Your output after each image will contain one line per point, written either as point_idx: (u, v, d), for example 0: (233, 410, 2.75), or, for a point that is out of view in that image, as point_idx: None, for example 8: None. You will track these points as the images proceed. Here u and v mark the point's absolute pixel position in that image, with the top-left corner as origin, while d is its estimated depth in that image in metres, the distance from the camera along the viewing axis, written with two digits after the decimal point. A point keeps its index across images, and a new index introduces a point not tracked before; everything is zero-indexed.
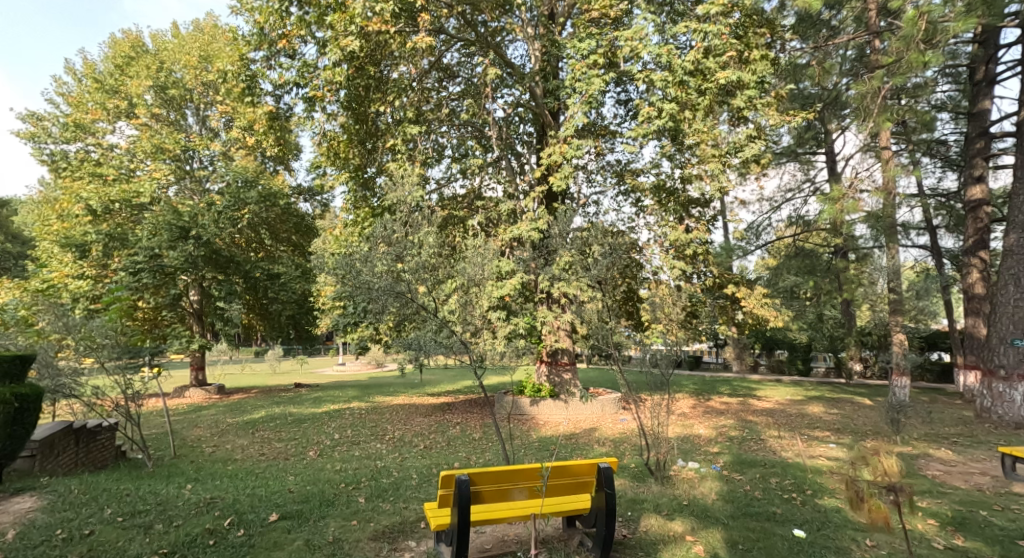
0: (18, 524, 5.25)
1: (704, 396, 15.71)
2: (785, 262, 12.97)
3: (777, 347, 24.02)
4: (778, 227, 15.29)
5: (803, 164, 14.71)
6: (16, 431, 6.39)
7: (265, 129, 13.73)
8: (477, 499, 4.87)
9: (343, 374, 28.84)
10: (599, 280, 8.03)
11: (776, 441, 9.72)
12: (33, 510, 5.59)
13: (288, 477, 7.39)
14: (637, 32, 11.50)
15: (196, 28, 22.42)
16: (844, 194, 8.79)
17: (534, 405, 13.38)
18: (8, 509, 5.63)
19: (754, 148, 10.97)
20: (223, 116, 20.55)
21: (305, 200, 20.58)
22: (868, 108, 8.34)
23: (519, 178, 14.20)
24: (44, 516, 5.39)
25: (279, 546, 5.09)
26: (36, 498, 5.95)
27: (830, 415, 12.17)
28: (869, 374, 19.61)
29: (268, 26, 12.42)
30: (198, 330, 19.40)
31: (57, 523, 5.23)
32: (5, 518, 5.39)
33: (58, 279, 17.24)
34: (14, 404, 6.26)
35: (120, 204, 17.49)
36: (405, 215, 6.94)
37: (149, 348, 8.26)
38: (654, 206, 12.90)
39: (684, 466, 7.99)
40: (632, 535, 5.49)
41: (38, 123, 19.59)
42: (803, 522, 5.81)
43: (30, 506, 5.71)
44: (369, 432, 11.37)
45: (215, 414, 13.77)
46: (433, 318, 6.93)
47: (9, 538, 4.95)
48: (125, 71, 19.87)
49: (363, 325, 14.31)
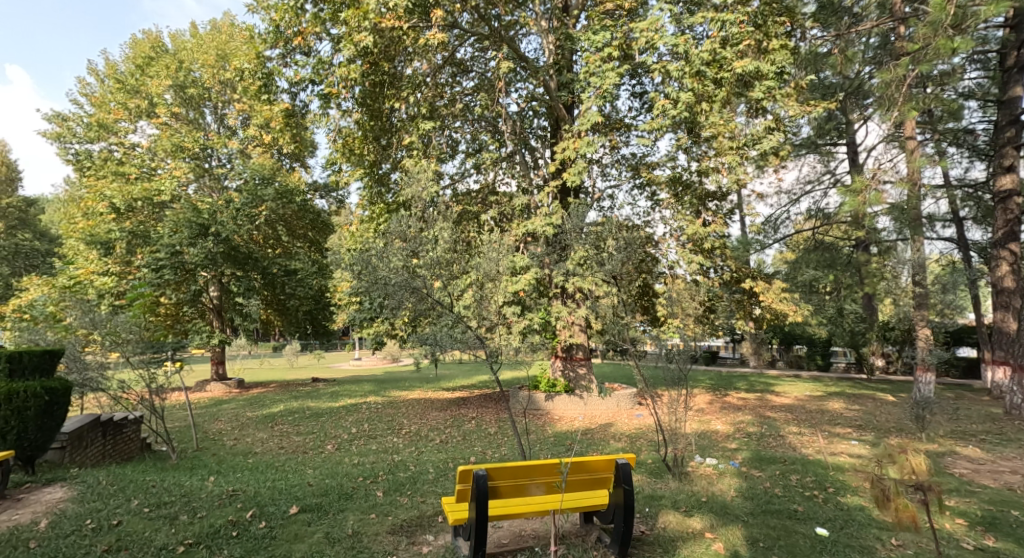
0: (49, 514, 5.34)
1: (721, 392, 15.56)
2: (804, 257, 12.77)
3: (795, 342, 23.77)
4: (797, 220, 15.00)
5: (824, 156, 14.39)
6: (46, 423, 6.52)
7: (281, 126, 13.82)
8: (494, 494, 4.84)
9: (359, 368, 29.11)
10: (614, 275, 7.94)
11: (796, 438, 9.59)
12: (63, 500, 5.68)
13: (306, 471, 7.43)
14: (653, 23, 11.30)
15: (214, 28, 22.69)
16: (866, 185, 8.61)
17: (550, 400, 13.41)
18: (41, 499, 5.75)
19: (773, 140, 10.73)
20: (240, 113, 20.72)
21: (321, 196, 20.74)
22: (892, 97, 8.10)
23: (533, 173, 14.16)
24: (73, 507, 5.46)
25: (300, 538, 5.12)
26: (66, 489, 6.05)
27: (851, 411, 11.98)
28: (892, 370, 19.28)
29: (285, 25, 12.47)
30: (218, 325, 19.65)
31: (85, 514, 5.29)
32: (36, 509, 5.49)
33: (84, 276, 17.58)
34: (43, 397, 6.42)
35: (142, 202, 17.69)
36: (420, 211, 7.01)
37: (172, 343, 8.30)
38: (671, 200, 12.79)
39: (702, 462, 7.92)
40: (650, 532, 5.44)
41: (63, 124, 19.92)
42: (825, 520, 5.71)
43: (62, 496, 5.82)
44: (386, 426, 11.44)
45: (234, 408, 13.93)
46: (448, 313, 6.87)
47: (41, 527, 5.04)
48: (146, 71, 20.14)
49: (380, 320, 14.39)
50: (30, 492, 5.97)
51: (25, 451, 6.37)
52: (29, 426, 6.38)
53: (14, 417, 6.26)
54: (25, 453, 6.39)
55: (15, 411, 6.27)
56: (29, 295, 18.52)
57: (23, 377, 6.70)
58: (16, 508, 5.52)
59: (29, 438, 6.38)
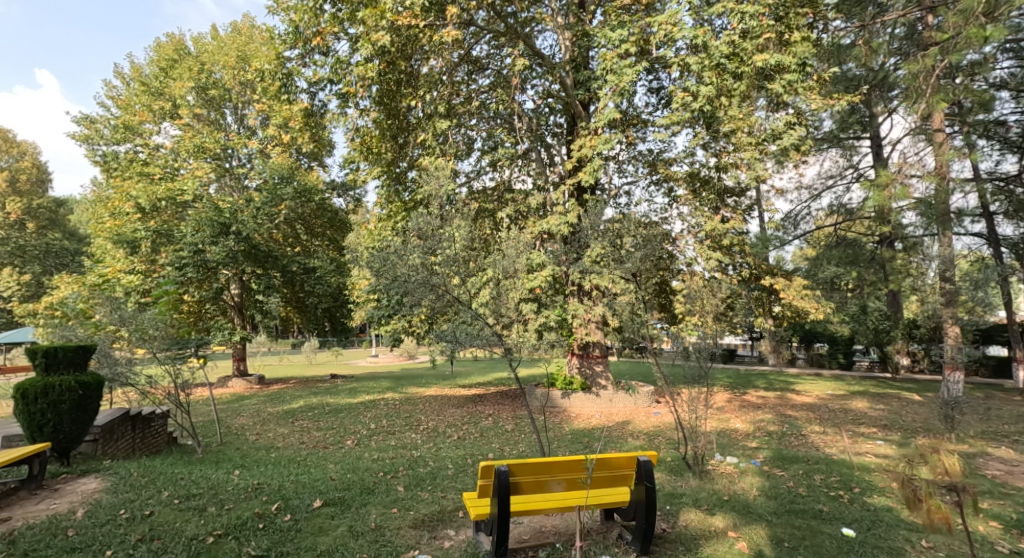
0: (84, 504, 5.46)
1: (741, 390, 15.41)
2: (825, 253, 12.56)
3: (816, 340, 23.48)
4: (819, 216, 14.52)
5: (847, 150, 13.95)
6: (80, 416, 6.67)
7: (301, 126, 13.97)
8: (516, 491, 4.85)
9: (376, 365, 29.36)
10: (633, 272, 7.89)
11: (819, 437, 9.46)
12: (97, 491, 5.81)
13: (327, 466, 7.50)
14: (671, 15, 11.17)
15: (234, 29, 23.01)
16: (892, 179, 8.47)
17: (567, 397, 13.37)
18: (76, 489, 5.88)
19: (793, 136, 10.66)
20: (260, 113, 20.97)
21: (339, 195, 20.90)
22: (920, 89, 7.92)
23: (549, 170, 14.14)
24: (108, 496, 5.59)
25: (325, 531, 5.18)
26: (100, 480, 6.18)
27: (876, 410, 11.77)
28: (917, 369, 18.88)
29: (304, 25, 12.59)
30: (239, 323, 19.92)
31: (119, 504, 5.40)
32: (72, 498, 5.63)
33: (111, 274, 17.96)
34: (77, 390, 6.63)
35: (166, 202, 17.92)
36: (438, 209, 7.00)
37: (195, 339, 8.40)
38: (688, 196, 12.67)
39: (723, 461, 7.84)
40: (672, 530, 5.41)
41: (91, 126, 20.37)
42: (852, 521, 5.63)
43: (96, 487, 5.95)
44: (403, 422, 11.53)
45: (255, 404, 14.10)
46: (467, 311, 6.90)
47: (78, 516, 5.15)
48: (170, 73, 20.48)
49: (397, 317, 14.50)
50: (66, 482, 6.13)
51: (60, 443, 6.54)
52: (64, 419, 6.54)
53: (49, 410, 6.47)
54: (60, 445, 6.55)
55: (50, 405, 6.48)
56: (61, 293, 19.04)
57: (58, 372, 6.81)
58: (52, 498, 5.67)
59: (64, 431, 6.55)
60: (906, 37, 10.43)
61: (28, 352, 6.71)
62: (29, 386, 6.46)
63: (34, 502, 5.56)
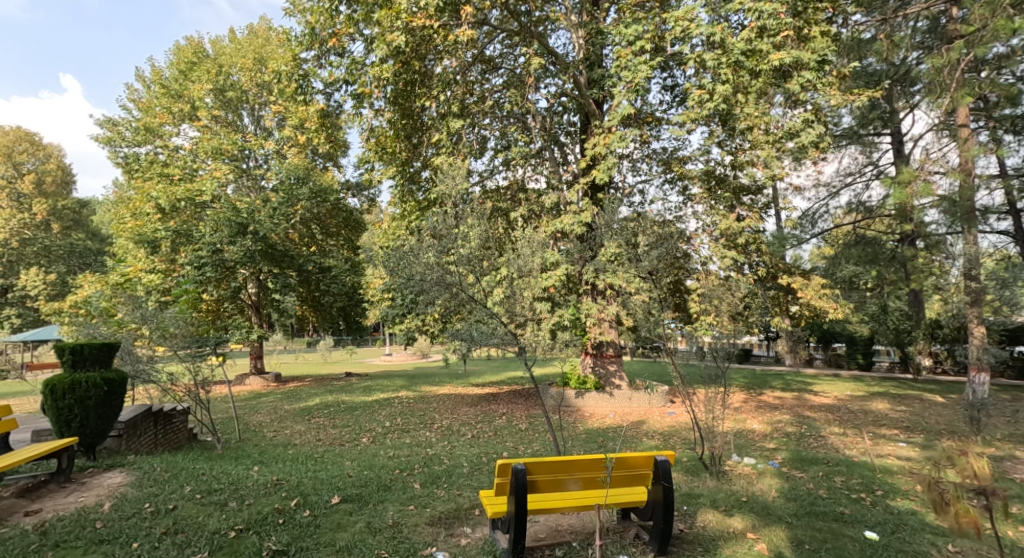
0: (111, 497, 5.55)
1: (757, 391, 15.26)
2: (844, 252, 12.39)
3: (834, 340, 23.21)
4: (837, 214, 14.23)
5: (867, 147, 13.43)
6: (105, 412, 6.79)
7: (317, 126, 14.08)
8: (532, 489, 4.83)
9: (389, 364, 29.54)
10: (650, 271, 7.83)
11: (838, 438, 9.35)
12: (123, 485, 5.90)
13: (344, 463, 7.55)
14: (688, 11, 11.04)
15: (251, 32, 23.27)
16: (914, 176, 8.35)
17: (581, 397, 13.33)
18: (102, 483, 5.98)
19: (812, 133, 10.54)
20: (276, 115, 21.16)
21: (353, 195, 21.04)
22: (944, 83, 7.73)
23: (563, 169, 14.12)
24: (133, 490, 5.68)
25: (343, 527, 5.22)
26: (125, 474, 6.29)
27: (898, 412, 11.60)
28: (940, 370, 18.55)
29: (320, 26, 12.71)
30: (256, 321, 20.14)
31: (144, 498, 5.49)
32: (99, 492, 5.73)
33: (133, 273, 18.26)
34: (103, 387, 6.74)
35: (186, 202, 18.10)
36: (453, 208, 7.00)
37: (214, 338, 8.51)
38: (704, 194, 12.58)
39: (741, 462, 7.80)
40: (689, 530, 5.38)
41: (113, 128, 20.75)
42: (875, 524, 5.55)
43: (121, 481, 6.05)
44: (418, 420, 11.60)
45: (273, 402, 14.23)
46: (482, 310, 6.91)
47: (105, 509, 5.24)
48: (189, 76, 20.77)
49: (411, 316, 14.56)
50: (92, 476, 6.25)
51: (86, 438, 6.67)
52: (90, 414, 6.66)
53: (76, 406, 6.59)
54: (87, 440, 6.68)
55: (77, 401, 6.59)
56: (85, 291, 19.43)
57: (84, 369, 6.89)
58: (80, 491, 5.78)
59: (90, 426, 6.67)
60: (930, 32, 10.24)
61: (56, 348, 6.79)
62: (57, 382, 6.54)
63: (62, 495, 5.67)
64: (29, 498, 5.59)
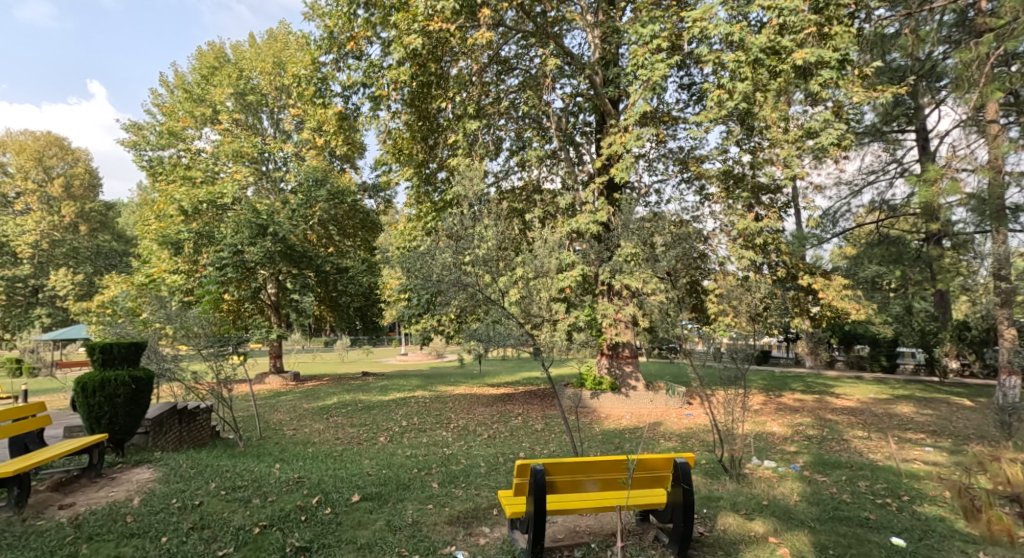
0: (140, 492, 5.65)
1: (776, 393, 15.09)
2: (866, 251, 12.18)
3: (856, 341, 22.83)
4: (860, 213, 13.69)
5: (891, 144, 12.81)
6: (133, 409, 6.92)
7: (335, 129, 14.20)
8: (551, 489, 4.81)
9: (406, 364, 29.60)
10: (667, 272, 7.72)
11: (862, 442, 9.20)
12: (151, 480, 6.00)
13: (363, 461, 7.60)
14: (706, 11, 10.92)
15: (271, 36, 23.61)
16: (941, 174, 8.19)
17: (597, 398, 13.28)
18: (130, 478, 6.10)
19: (835, 130, 10.36)
20: (295, 118, 21.38)
21: (370, 196, 21.18)
22: (972, 78, 7.53)
23: (578, 170, 14.08)
24: (161, 486, 5.77)
25: (364, 525, 5.25)
26: (152, 470, 6.41)
27: (923, 415, 11.37)
28: (968, 373, 18.15)
29: (339, 30, 12.86)
30: (275, 321, 20.40)
31: (172, 493, 5.58)
32: (129, 487, 5.83)
33: (157, 274, 18.58)
34: (131, 385, 6.85)
35: (207, 205, 18.37)
36: (471, 209, 7.01)
37: (236, 337, 8.61)
38: (721, 193, 12.48)
39: (761, 465, 7.71)
40: (709, 533, 5.32)
41: (138, 132, 21.18)
42: (901, 530, 5.45)
43: (148, 476, 6.15)
44: (435, 419, 11.64)
45: (292, 400, 14.42)
46: (498, 310, 6.89)
47: (133, 504, 5.33)
48: (211, 80, 21.19)
49: (427, 316, 14.60)
50: (121, 472, 6.37)
51: (116, 434, 6.81)
52: (119, 412, 6.80)
53: (106, 403, 6.73)
54: (116, 437, 6.81)
55: (107, 398, 6.74)
56: (111, 292, 19.85)
57: (113, 367, 7.01)
58: (111, 486, 5.89)
59: (120, 423, 6.81)
60: (957, 24, 9.24)
61: (87, 347, 6.93)
62: (88, 380, 6.69)
63: (93, 489, 5.79)
64: (63, 492, 5.71)
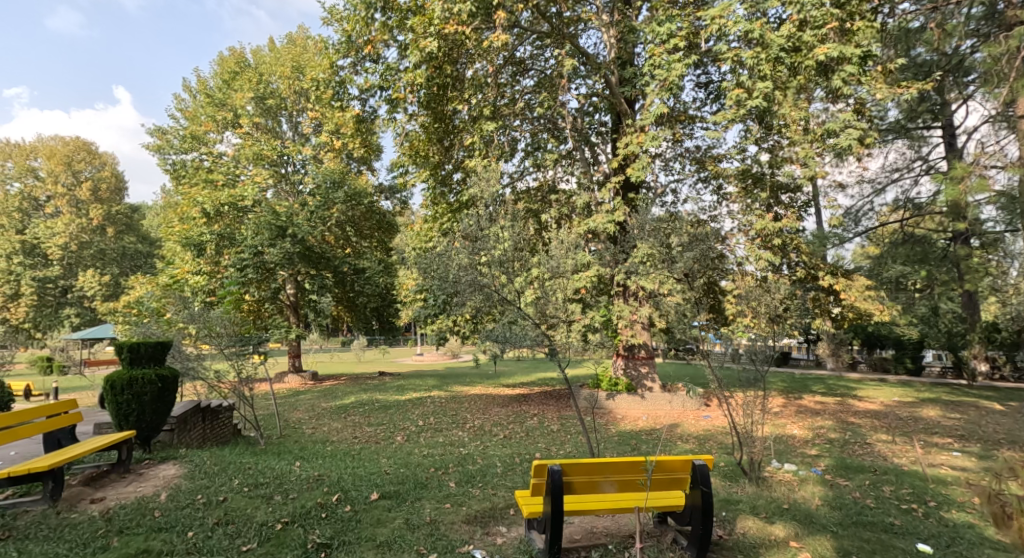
0: (167, 488, 5.71)
1: (797, 395, 14.89)
2: (890, 251, 11.92)
3: (880, 344, 22.40)
4: (882, 212, 13.25)
5: (915, 141, 12.11)
6: (160, 407, 7.01)
7: (353, 132, 14.29)
8: (568, 490, 4.75)
9: (421, 364, 29.71)
10: (685, 273, 7.61)
11: (887, 446, 9.01)
12: (177, 476, 6.07)
13: (380, 460, 7.61)
14: (724, 8, 10.78)
15: (290, 40, 23.89)
16: (968, 171, 7.99)
17: (613, 399, 13.21)
18: (156, 474, 6.17)
19: (857, 129, 10.15)
20: (313, 121, 21.53)
21: (387, 197, 21.27)
22: (1002, 73, 7.31)
23: (594, 169, 13.99)
24: (186, 482, 5.83)
25: (383, 523, 5.25)
26: (178, 466, 6.48)
27: (951, 420, 11.11)
28: (997, 376, 17.71)
29: (356, 34, 12.94)
30: (294, 321, 20.60)
31: (197, 489, 5.63)
32: (155, 482, 5.90)
33: (180, 275, 18.91)
34: (157, 383, 6.95)
35: (228, 207, 18.59)
36: (488, 210, 6.99)
37: (257, 336, 8.68)
38: (740, 193, 12.35)
39: (781, 468, 7.59)
40: (728, 536, 5.24)
41: (162, 137, 21.55)
42: (928, 536, 5.32)
43: (173, 472, 6.22)
44: (451, 419, 11.65)
45: (311, 399, 14.51)
46: (514, 310, 6.85)
47: (160, 499, 5.40)
48: (232, 85, 21.53)
49: (443, 316, 14.60)
50: (148, 467, 6.44)
51: (143, 431, 6.92)
52: (146, 409, 6.89)
53: (133, 401, 6.83)
54: (143, 433, 6.92)
55: (134, 396, 6.84)
56: (136, 292, 20.24)
57: (141, 366, 7.12)
58: (138, 481, 5.96)
59: (147, 421, 6.91)
60: (985, 18, 8.48)
61: (115, 346, 7.04)
62: (117, 378, 6.81)
63: (122, 484, 5.86)
64: (93, 486, 5.79)
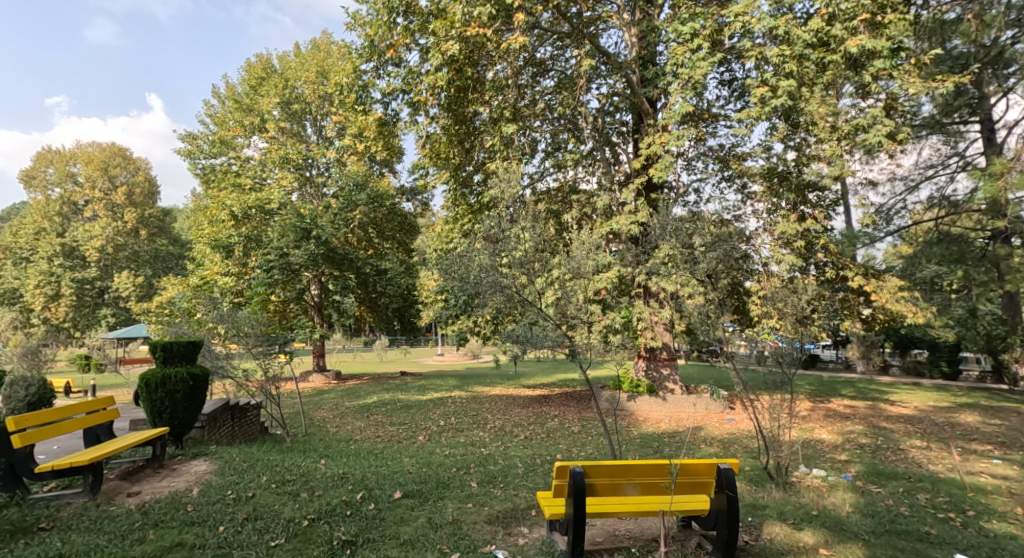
0: (199, 483, 5.75)
1: (825, 399, 14.55)
2: (924, 251, 11.52)
3: (911, 347, 21.80)
4: (915, 209, 12.75)
5: (953, 137, 11.54)
6: (192, 405, 7.07)
7: (375, 136, 14.35)
8: (591, 492, 4.64)
9: (442, 364, 29.81)
10: (709, 273, 7.44)
11: (921, 452, 8.71)
12: (208, 472, 6.12)
13: (402, 459, 7.59)
14: (748, 6, 10.56)
15: (315, 45, 24.16)
16: (1008, 167, 7.68)
17: (635, 401, 13.06)
18: (187, 470, 6.23)
19: (887, 125, 9.85)
20: (337, 125, 21.72)
21: (408, 199, 21.35)
22: None
23: (615, 169, 13.84)
24: (216, 478, 5.87)
25: (406, 521, 5.21)
26: (208, 462, 6.53)
27: (989, 426, 10.71)
28: None
29: (379, 39, 12.97)
30: (317, 321, 20.77)
31: (227, 485, 5.66)
32: (188, 477, 5.96)
33: (210, 276, 19.23)
34: (189, 381, 7.03)
35: (256, 210, 18.86)
36: (510, 211, 6.93)
37: (283, 336, 8.74)
38: (765, 192, 12.09)
39: (809, 474, 7.37)
40: (755, 542, 5.09)
41: (193, 142, 22.00)
42: (966, 547, 5.10)
43: (204, 468, 6.28)
44: (472, 420, 11.61)
45: (334, 398, 14.54)
46: (536, 311, 6.76)
47: (193, 494, 5.44)
48: (259, 90, 21.88)
49: (465, 318, 14.57)
50: (180, 463, 6.51)
51: (176, 428, 6.99)
52: (179, 407, 6.96)
53: (166, 398, 6.90)
54: (176, 431, 7.00)
55: (167, 394, 6.91)
56: (168, 292, 20.65)
57: (173, 364, 7.21)
58: (172, 476, 6.02)
59: (180, 418, 6.97)
60: None
61: (149, 346, 7.14)
62: (151, 376, 6.89)
63: (156, 479, 5.92)
64: (130, 481, 5.86)
